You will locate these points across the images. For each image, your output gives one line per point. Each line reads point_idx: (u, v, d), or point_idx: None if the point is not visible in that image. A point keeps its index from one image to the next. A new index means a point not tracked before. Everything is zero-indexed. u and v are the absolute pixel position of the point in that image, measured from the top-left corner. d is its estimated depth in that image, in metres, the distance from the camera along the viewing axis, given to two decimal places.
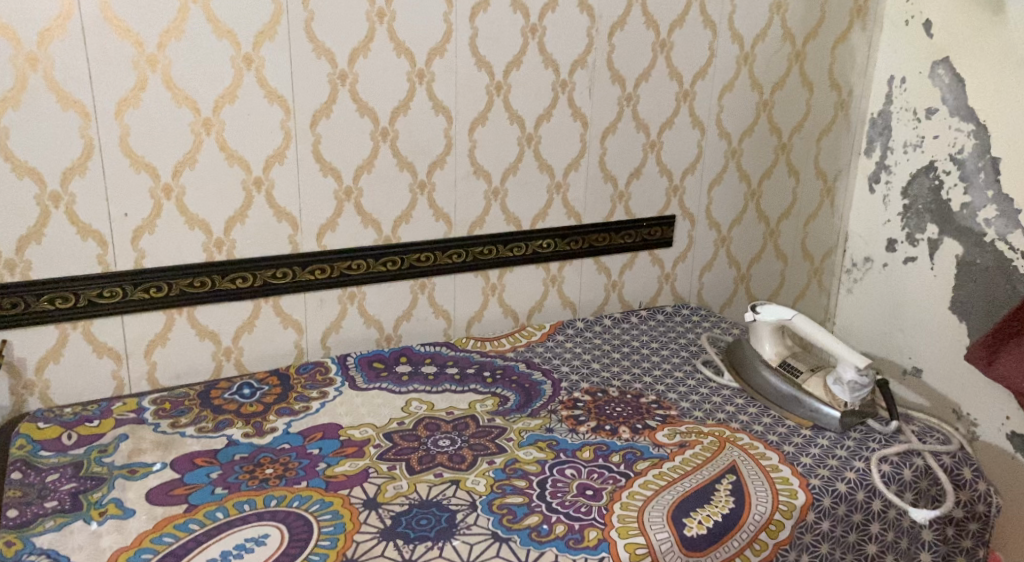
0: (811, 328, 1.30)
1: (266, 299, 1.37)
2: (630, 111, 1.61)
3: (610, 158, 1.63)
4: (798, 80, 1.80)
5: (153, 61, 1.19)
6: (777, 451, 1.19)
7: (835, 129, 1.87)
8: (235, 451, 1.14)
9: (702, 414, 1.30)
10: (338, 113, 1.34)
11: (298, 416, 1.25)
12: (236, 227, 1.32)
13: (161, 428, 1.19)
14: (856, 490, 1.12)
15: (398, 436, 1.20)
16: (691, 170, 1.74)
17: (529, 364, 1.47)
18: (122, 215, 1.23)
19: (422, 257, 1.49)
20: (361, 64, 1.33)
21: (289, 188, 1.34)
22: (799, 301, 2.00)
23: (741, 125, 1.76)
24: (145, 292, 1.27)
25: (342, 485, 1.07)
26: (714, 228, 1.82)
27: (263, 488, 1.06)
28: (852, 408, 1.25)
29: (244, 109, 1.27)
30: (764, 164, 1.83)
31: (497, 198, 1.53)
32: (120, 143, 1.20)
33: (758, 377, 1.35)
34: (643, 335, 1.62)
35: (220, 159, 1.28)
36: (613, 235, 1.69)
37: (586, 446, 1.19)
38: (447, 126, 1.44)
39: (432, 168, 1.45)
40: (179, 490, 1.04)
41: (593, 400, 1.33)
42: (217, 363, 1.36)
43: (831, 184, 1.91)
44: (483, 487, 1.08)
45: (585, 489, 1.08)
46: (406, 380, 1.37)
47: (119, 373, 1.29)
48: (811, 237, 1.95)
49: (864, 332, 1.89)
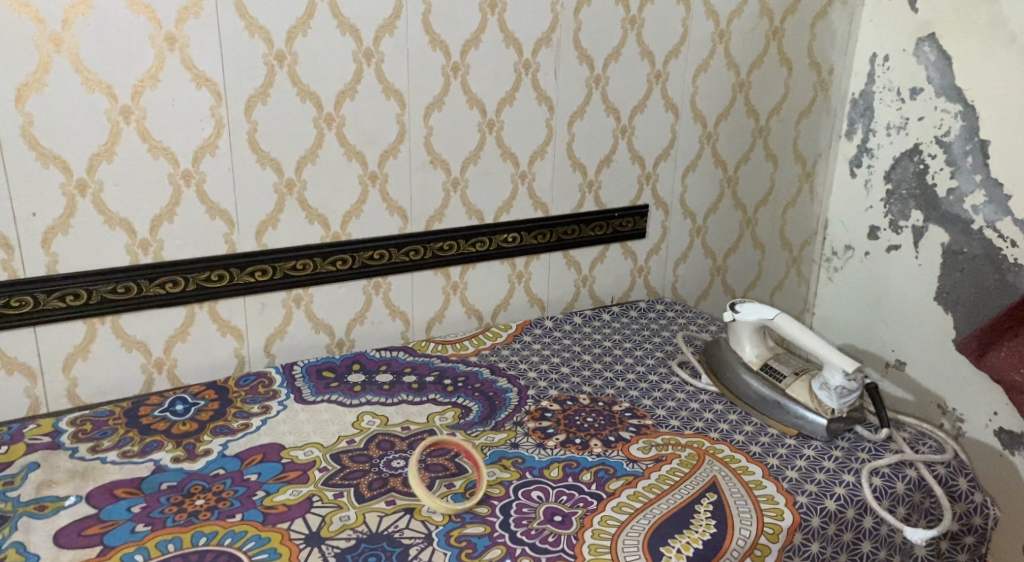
0: (794, 329, 1.21)
1: (202, 304, 1.24)
2: (599, 93, 1.50)
3: (578, 145, 1.52)
4: (776, 58, 1.66)
5: (58, 41, 1.05)
6: (760, 465, 1.10)
7: (815, 110, 1.74)
8: (162, 479, 1.02)
9: (679, 423, 1.20)
10: (276, 98, 1.21)
11: (236, 435, 1.13)
12: (164, 226, 1.18)
13: (79, 454, 1.06)
14: (846, 507, 1.03)
15: (348, 457, 1.09)
16: (665, 157, 1.63)
17: (493, 369, 1.36)
18: (29, 215, 1.09)
19: (376, 255, 1.37)
20: (300, 44, 1.20)
21: (223, 182, 1.21)
22: (777, 293, 1.87)
23: (717, 108, 1.64)
24: (60, 300, 1.14)
25: (282, 518, 0.96)
26: (688, 218, 1.71)
27: (191, 523, 0.94)
28: (841, 415, 1.16)
29: (168, 95, 1.13)
30: (740, 149, 1.70)
31: (457, 189, 1.42)
32: (21, 133, 1.06)
33: (739, 381, 1.26)
34: (616, 333, 1.52)
35: (143, 151, 1.14)
36: (583, 227, 1.58)
37: (555, 463, 1.08)
38: (400, 111, 1.32)
39: (384, 157, 1.33)
40: (93, 529, 0.91)
41: (562, 410, 1.23)
42: (148, 376, 1.24)
43: (811, 168, 1.79)
44: (440, 515, 0.97)
45: (554, 515, 0.98)
46: (358, 392, 1.26)
47: (34, 391, 1.15)
48: (789, 225, 1.82)
49: (845, 323, 1.82)
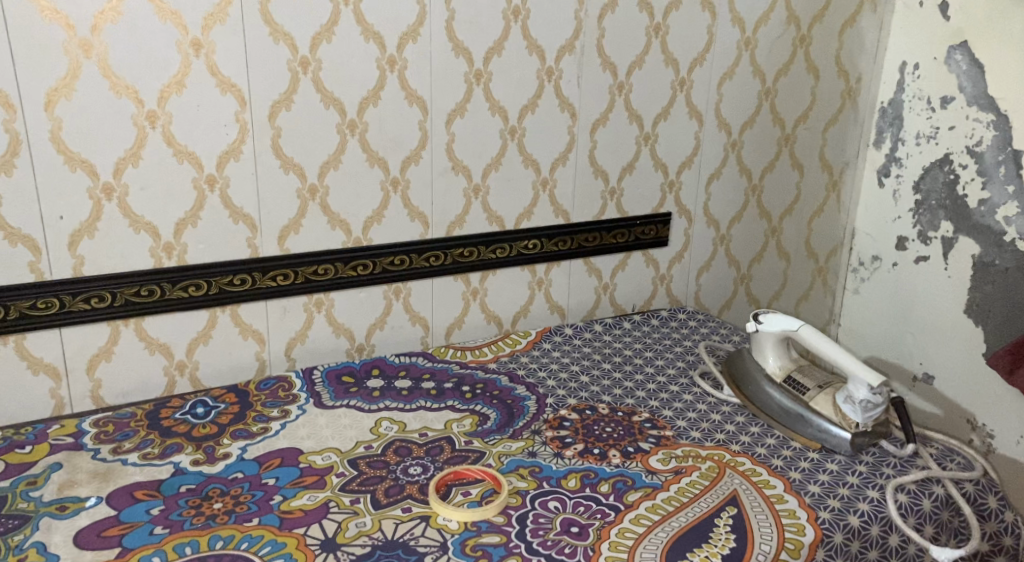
0: (819, 340, 1.19)
1: (224, 307, 1.25)
2: (622, 100, 1.49)
3: (600, 152, 1.51)
4: (803, 66, 1.64)
5: (87, 47, 1.06)
6: (782, 479, 1.08)
7: (842, 119, 1.71)
8: (181, 481, 1.02)
9: (700, 435, 1.19)
10: (300, 103, 1.22)
11: (254, 439, 1.13)
12: (187, 230, 1.19)
13: (101, 455, 1.06)
14: (870, 523, 1.01)
15: (365, 463, 1.09)
16: (688, 164, 1.61)
17: (512, 377, 1.35)
18: (56, 218, 1.10)
19: (396, 261, 1.37)
20: (324, 50, 1.21)
21: (246, 187, 1.22)
22: (802, 303, 1.84)
23: (742, 115, 1.63)
24: (86, 302, 1.15)
25: (298, 523, 0.96)
26: (712, 226, 1.69)
27: (208, 526, 0.94)
28: (865, 429, 1.14)
29: (193, 100, 1.14)
30: (765, 157, 1.68)
31: (478, 195, 1.41)
32: (50, 138, 1.07)
33: (762, 394, 1.24)
34: (637, 342, 1.51)
35: (168, 155, 1.15)
36: (605, 234, 1.57)
37: (572, 474, 1.08)
38: (422, 117, 1.32)
39: (405, 163, 1.33)
40: (112, 531, 0.92)
41: (580, 419, 1.22)
42: (170, 379, 1.24)
43: (838, 177, 1.75)
44: (456, 524, 0.97)
45: (570, 526, 0.97)
46: (377, 397, 1.26)
47: (58, 392, 1.17)
48: (815, 234, 1.79)
49: (871, 335, 1.79)
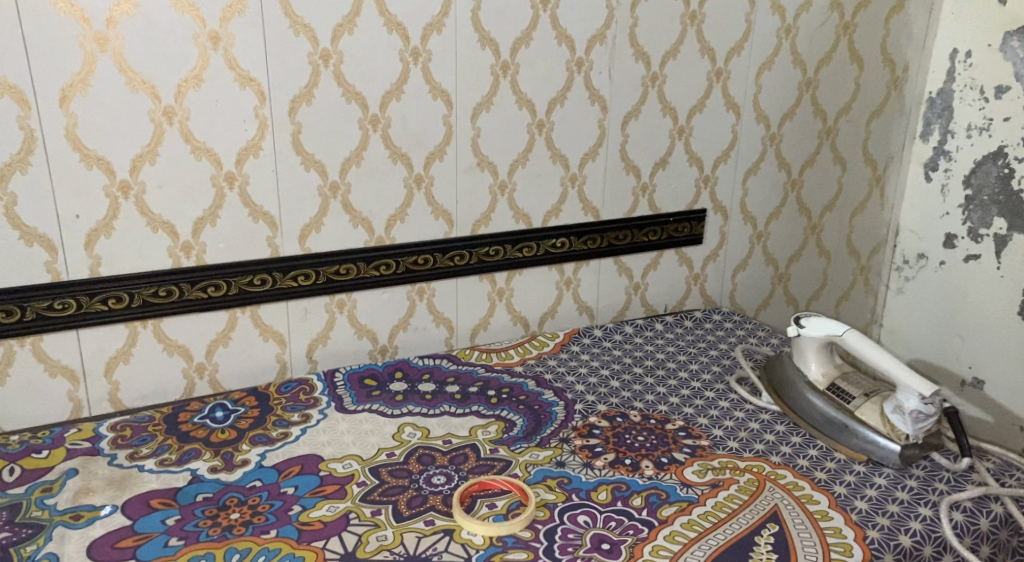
0: (865, 346, 1.12)
1: (244, 308, 1.22)
2: (655, 92, 1.43)
3: (632, 147, 1.45)
4: (846, 55, 1.56)
5: (102, 40, 1.03)
6: (826, 494, 1.02)
7: (887, 110, 1.64)
8: (198, 490, 0.99)
9: (737, 445, 1.13)
10: (321, 98, 1.18)
11: (274, 445, 1.10)
12: (206, 229, 1.16)
13: (117, 461, 1.04)
14: (923, 544, 0.94)
15: (387, 471, 1.05)
16: (724, 159, 1.55)
17: (539, 381, 1.30)
18: (72, 217, 1.07)
19: (420, 260, 1.33)
20: (346, 43, 1.17)
21: (266, 185, 1.18)
22: (842, 303, 1.76)
23: (781, 108, 1.56)
24: (103, 303, 1.12)
25: (317, 535, 0.92)
26: (749, 223, 1.62)
27: (225, 538, 0.91)
28: (915, 441, 1.08)
29: (211, 95, 1.11)
30: (806, 151, 1.61)
31: (504, 192, 1.36)
32: (66, 134, 1.04)
33: (803, 402, 1.17)
34: (669, 345, 1.45)
35: (186, 152, 1.12)
36: (636, 232, 1.51)
37: (603, 486, 1.02)
38: (447, 112, 1.27)
39: (429, 160, 1.28)
40: (126, 542, 0.89)
41: (611, 427, 1.16)
42: (189, 382, 1.21)
43: (882, 172, 1.68)
44: (480, 539, 0.92)
45: (601, 543, 0.92)
46: (400, 401, 1.22)
47: (76, 394, 1.14)
48: (857, 232, 1.71)
49: (915, 336, 1.72)
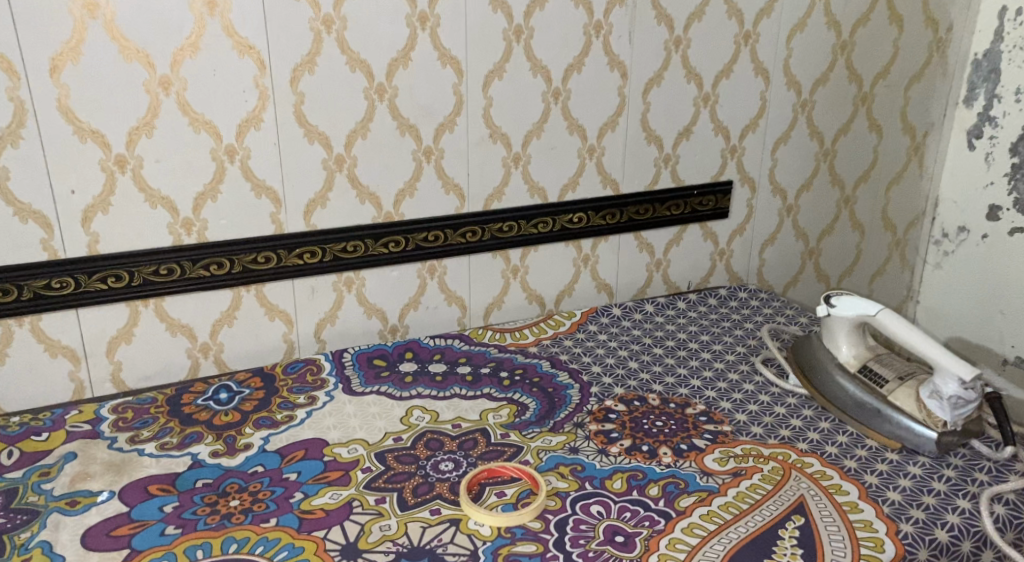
0: (900, 327, 1.05)
1: (248, 286, 1.18)
2: (679, 57, 1.35)
3: (654, 116, 1.38)
4: (885, 15, 1.47)
5: (93, 7, 0.98)
6: (856, 484, 0.96)
7: (929, 74, 1.54)
8: (198, 475, 0.96)
9: (762, 431, 1.07)
10: (324, 67, 1.12)
11: (278, 428, 1.06)
12: (207, 205, 1.12)
13: (117, 445, 1.01)
14: (961, 539, 0.88)
15: (393, 457, 1.01)
16: (752, 127, 1.47)
17: (554, 362, 1.25)
18: (67, 193, 1.04)
19: (431, 237, 1.28)
20: (349, 7, 1.11)
21: (269, 158, 1.14)
22: (876, 280, 1.68)
23: (814, 73, 1.47)
24: (102, 282, 1.09)
25: (318, 524, 0.88)
26: (779, 195, 1.54)
27: (223, 527, 0.87)
28: (954, 428, 1.00)
29: (208, 64, 1.06)
30: (840, 119, 1.52)
31: (518, 164, 1.30)
32: (57, 106, 1.00)
33: (833, 385, 1.11)
34: (692, 324, 1.38)
35: (184, 125, 1.07)
36: (658, 206, 1.44)
37: (618, 474, 0.97)
38: (457, 80, 1.21)
39: (439, 132, 1.23)
40: (122, 530, 0.86)
41: (628, 411, 1.11)
42: (194, 362, 1.18)
43: (921, 140, 1.59)
44: (488, 529, 0.88)
45: (615, 535, 0.87)
46: (409, 383, 1.18)
47: (78, 375, 1.11)
48: (893, 204, 1.63)
49: (954, 314, 1.66)
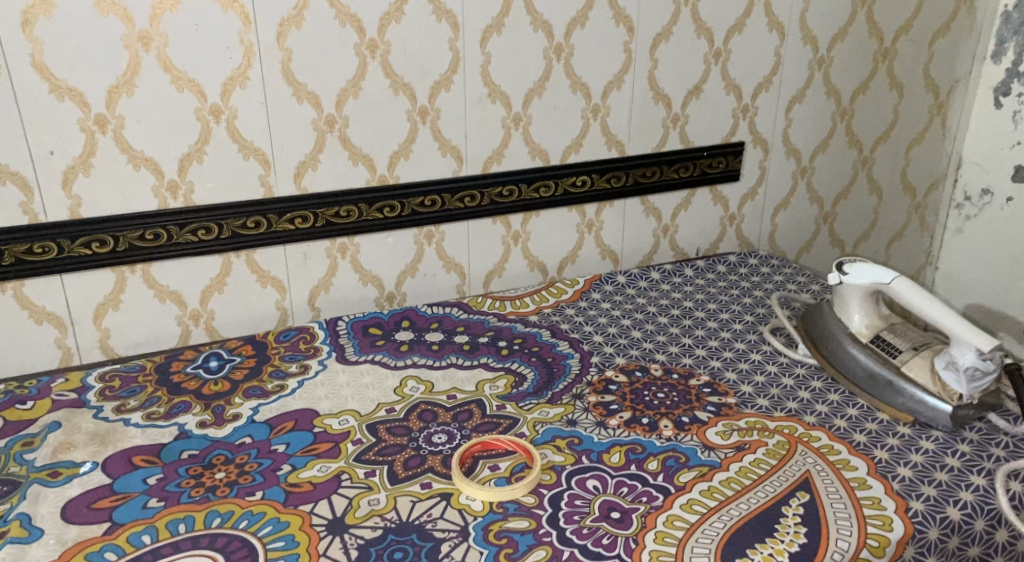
0: (915, 295, 0.99)
1: (238, 252, 1.14)
2: (689, 10, 1.28)
3: (661, 74, 1.31)
4: None
5: None
6: (865, 459, 0.92)
7: (954, 29, 1.46)
8: (183, 447, 0.94)
9: (768, 404, 1.03)
10: (312, 21, 1.07)
11: (268, 398, 1.03)
12: (193, 167, 1.08)
13: (103, 415, 0.98)
14: (974, 517, 0.83)
15: (385, 429, 0.98)
16: (766, 86, 1.40)
17: (555, 331, 1.21)
18: (46, 154, 1.00)
19: (428, 201, 1.23)
20: None
21: (256, 118, 1.09)
22: (893, 246, 1.63)
23: (832, 27, 1.39)
24: (86, 247, 1.05)
25: (304, 499, 0.86)
26: (793, 157, 1.48)
27: (206, 500, 0.85)
28: (970, 401, 0.95)
29: (190, 18, 1.01)
30: (858, 77, 1.45)
31: (519, 125, 1.25)
32: (32, 62, 0.96)
33: (844, 355, 1.06)
34: (699, 292, 1.33)
35: (166, 83, 1.03)
36: (666, 168, 1.38)
37: (616, 447, 0.94)
38: (454, 36, 1.15)
39: (435, 90, 1.17)
40: (104, 503, 0.84)
41: (629, 382, 1.07)
42: (184, 329, 1.16)
43: (945, 99, 1.51)
44: (479, 504, 0.85)
45: (611, 511, 0.84)
46: (405, 352, 1.15)
47: (64, 341, 1.09)
48: (913, 165, 1.56)
49: (977, 281, 1.59)
